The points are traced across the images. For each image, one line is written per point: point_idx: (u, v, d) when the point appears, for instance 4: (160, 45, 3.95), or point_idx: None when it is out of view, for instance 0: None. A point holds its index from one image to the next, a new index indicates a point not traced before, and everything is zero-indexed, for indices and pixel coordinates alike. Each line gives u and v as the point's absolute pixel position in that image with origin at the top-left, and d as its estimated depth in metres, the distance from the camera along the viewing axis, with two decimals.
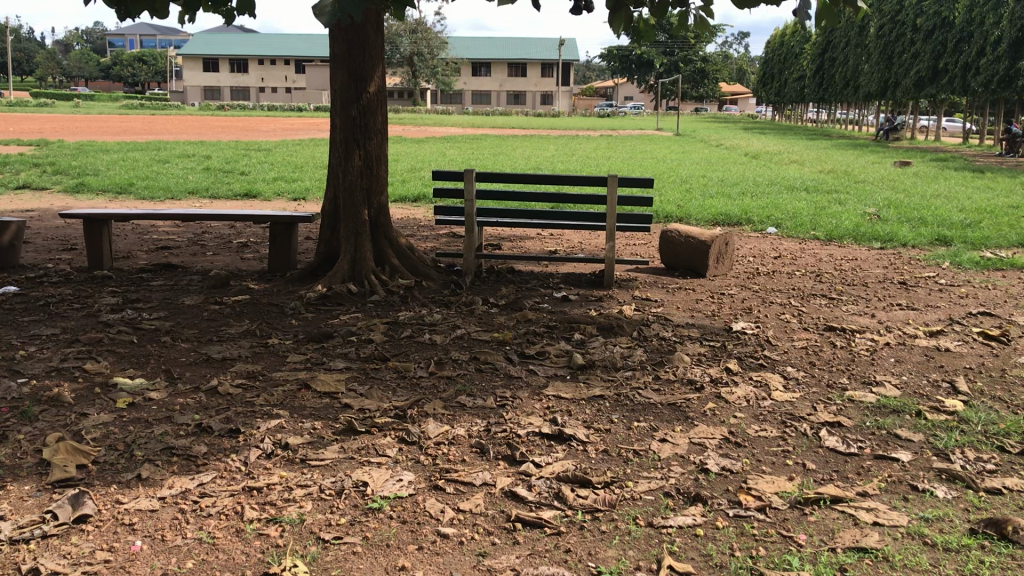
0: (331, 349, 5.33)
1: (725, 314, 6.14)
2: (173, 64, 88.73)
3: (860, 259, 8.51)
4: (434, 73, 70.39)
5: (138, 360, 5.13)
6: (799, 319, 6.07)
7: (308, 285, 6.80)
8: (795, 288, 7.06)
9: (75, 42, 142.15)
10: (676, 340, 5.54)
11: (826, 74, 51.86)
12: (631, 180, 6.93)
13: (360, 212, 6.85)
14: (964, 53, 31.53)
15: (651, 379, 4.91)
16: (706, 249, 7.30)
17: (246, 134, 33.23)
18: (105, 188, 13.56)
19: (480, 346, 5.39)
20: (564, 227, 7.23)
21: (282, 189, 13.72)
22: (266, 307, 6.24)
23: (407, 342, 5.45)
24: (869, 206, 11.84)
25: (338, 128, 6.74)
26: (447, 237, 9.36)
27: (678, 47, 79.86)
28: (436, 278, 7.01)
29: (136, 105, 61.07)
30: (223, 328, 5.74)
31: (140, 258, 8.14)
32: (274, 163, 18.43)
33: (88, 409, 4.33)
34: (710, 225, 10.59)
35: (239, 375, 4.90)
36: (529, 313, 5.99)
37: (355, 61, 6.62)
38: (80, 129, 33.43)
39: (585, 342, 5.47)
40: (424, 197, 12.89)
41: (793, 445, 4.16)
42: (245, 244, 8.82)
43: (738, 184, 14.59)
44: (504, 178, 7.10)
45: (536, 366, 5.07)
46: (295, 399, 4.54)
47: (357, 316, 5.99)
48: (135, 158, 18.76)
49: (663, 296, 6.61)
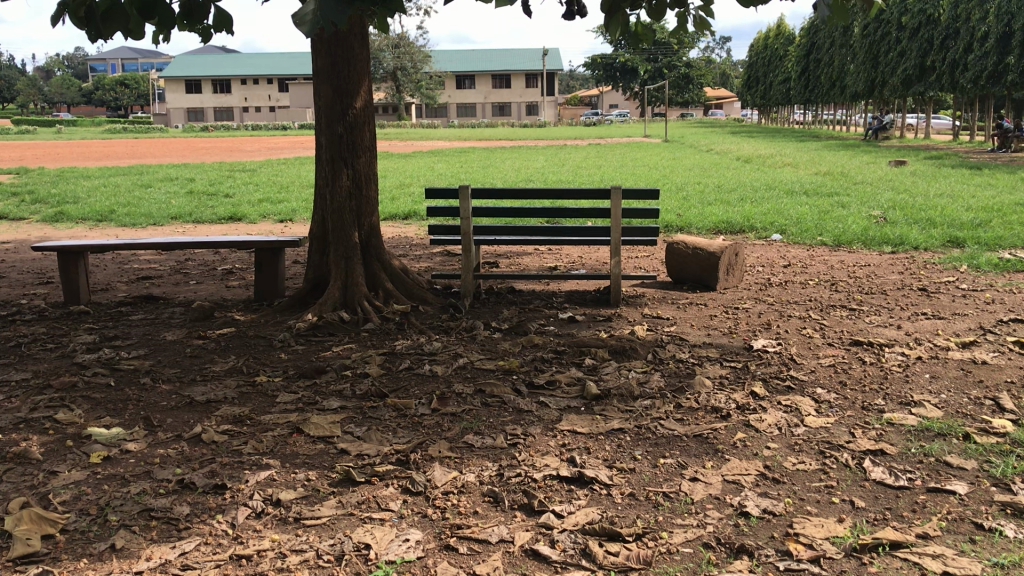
0: (325, 386, 4.93)
1: (743, 330, 5.77)
2: (155, 88, 88.17)
3: (873, 265, 8.17)
4: (419, 88, 70.14)
5: (115, 406, 4.72)
6: (822, 334, 5.70)
7: (297, 313, 6.41)
8: (812, 299, 6.70)
9: (56, 69, 141.33)
10: (695, 362, 5.16)
11: (811, 75, 51.70)
12: (636, 193, 6.55)
13: (350, 235, 6.47)
14: (952, 50, 31.34)
15: (673, 407, 4.54)
16: (715, 261, 6.95)
17: (231, 153, 32.97)
18: (83, 215, 13.13)
19: (484, 376, 4.99)
20: (565, 243, 6.85)
21: (267, 210, 13.35)
22: (253, 341, 5.84)
23: (406, 375, 5.06)
24: (873, 208, 11.51)
25: (324, 146, 6.37)
26: (441, 257, 8.97)
27: (662, 53, 79.85)
28: (432, 301, 6.62)
29: (118, 129, 60.46)
30: (207, 366, 5.34)
31: (120, 291, 7.73)
32: (259, 183, 18.06)
33: (59, 466, 3.92)
34: (712, 234, 10.23)
35: (224, 420, 4.50)
36: (535, 337, 5.60)
37: (340, 76, 6.26)
38: (62, 155, 33.08)
39: (598, 367, 5.09)
40: (414, 214, 12.51)
41: (836, 478, 3.79)
42: (229, 272, 8.42)
43: (734, 190, 14.26)
44: (500, 194, 6.72)
45: (547, 397, 4.68)
46: (286, 446, 4.14)
47: (352, 348, 5.59)
48: (117, 183, 18.35)
49: (674, 314, 6.24)
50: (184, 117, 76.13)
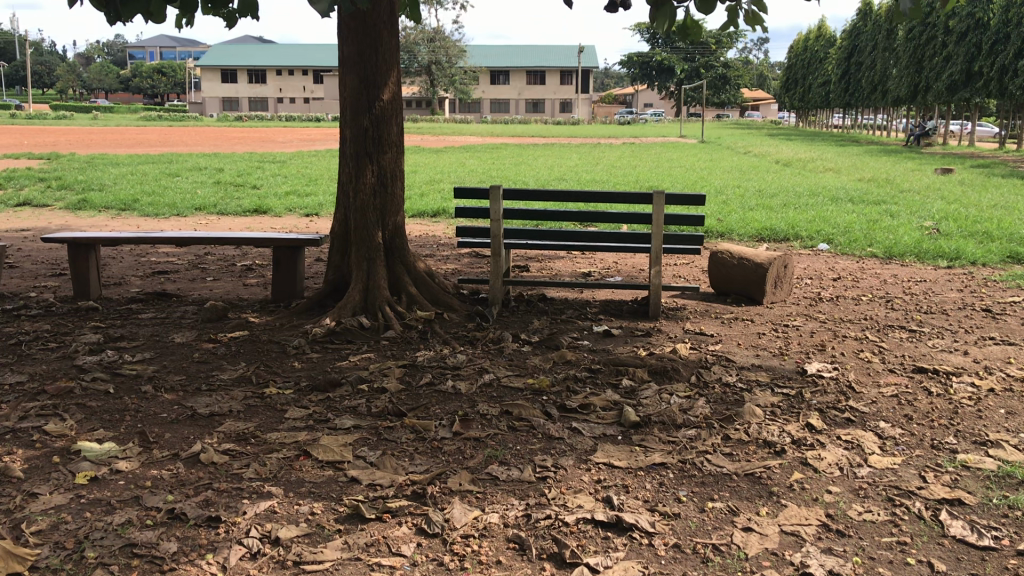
0: (338, 401, 4.53)
1: (795, 352, 5.31)
2: (192, 76, 88.52)
3: (929, 281, 7.65)
4: (453, 83, 69.86)
5: (113, 417, 4.34)
6: (882, 358, 5.22)
7: (315, 317, 6.02)
8: (867, 318, 6.22)
9: (95, 56, 142.40)
10: (744, 388, 4.71)
11: (852, 78, 50.76)
12: (680, 198, 6.09)
13: (373, 234, 6.07)
14: (1001, 56, 30.49)
15: (720, 440, 4.10)
16: (762, 273, 6.49)
17: (262, 144, 32.87)
18: (107, 204, 12.86)
19: (512, 396, 4.57)
20: (602, 249, 6.40)
21: (293, 203, 13.02)
22: (265, 346, 5.46)
23: (427, 392, 4.64)
24: (924, 218, 10.96)
25: (348, 140, 5.99)
26: (469, 258, 8.56)
27: (699, 53, 79.03)
28: (458, 309, 6.20)
29: (153, 117, 60.69)
30: (214, 374, 4.97)
31: (133, 286, 7.39)
32: (287, 175, 17.76)
33: (40, 488, 3.54)
34: (755, 241, 9.74)
35: (226, 437, 4.11)
36: (569, 352, 5.16)
37: (367, 65, 5.87)
38: (96, 141, 33.02)
39: (636, 390, 4.65)
40: (444, 211, 12.11)
41: (910, 532, 3.33)
42: (248, 269, 8.07)
43: (776, 195, 13.75)
44: (534, 196, 6.29)
45: (580, 423, 4.26)
46: (291, 472, 3.74)
47: (370, 358, 5.19)
48: (145, 172, 18.13)
49: (719, 330, 5.78)
50: (218, 106, 76.34)
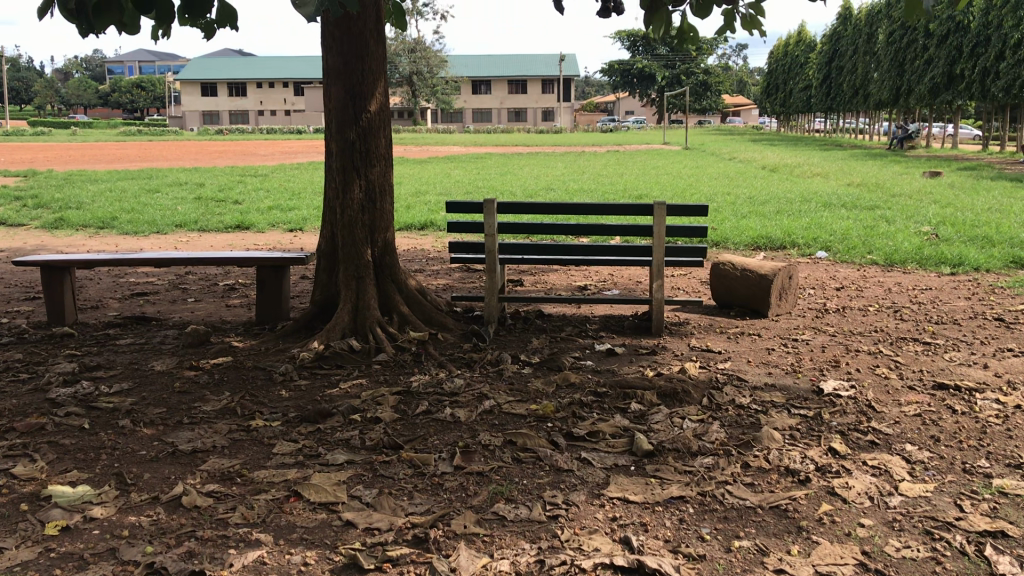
0: (330, 433, 4.25)
1: (809, 369, 5.06)
2: (173, 91, 87.88)
3: (935, 288, 7.42)
4: (434, 92, 69.64)
5: (87, 456, 4.04)
6: (899, 375, 4.97)
7: (302, 340, 5.73)
8: (878, 330, 5.98)
9: (74, 72, 141.34)
10: (759, 409, 4.46)
11: (833, 83, 50.87)
12: (682, 208, 5.84)
13: (362, 252, 5.79)
14: (982, 58, 30.52)
15: (740, 469, 3.85)
16: (767, 285, 6.25)
17: (244, 158, 32.53)
18: (84, 222, 12.52)
19: (515, 424, 4.29)
20: (602, 263, 6.13)
21: (276, 218, 12.72)
22: (250, 374, 5.17)
23: (424, 422, 4.35)
24: (920, 223, 10.76)
25: (334, 154, 5.72)
26: (459, 274, 8.29)
27: (680, 60, 79.17)
28: (452, 328, 5.92)
29: (133, 132, 60.08)
30: (196, 406, 4.67)
31: (111, 310, 7.08)
32: (269, 189, 17.43)
33: (6, 541, 3.25)
34: (752, 251, 9.51)
35: (210, 477, 3.82)
36: (572, 374, 4.89)
37: (353, 75, 5.61)
38: (75, 157, 32.54)
39: (645, 415, 4.39)
40: (431, 223, 11.84)
41: (955, 571, 3.07)
42: (231, 289, 7.76)
43: (767, 201, 13.54)
44: (529, 210, 6.03)
45: (590, 453, 3.99)
46: (281, 516, 3.45)
47: (362, 385, 4.90)
48: (124, 188, 17.77)
49: (726, 346, 5.54)
50: (199, 119, 75.75)
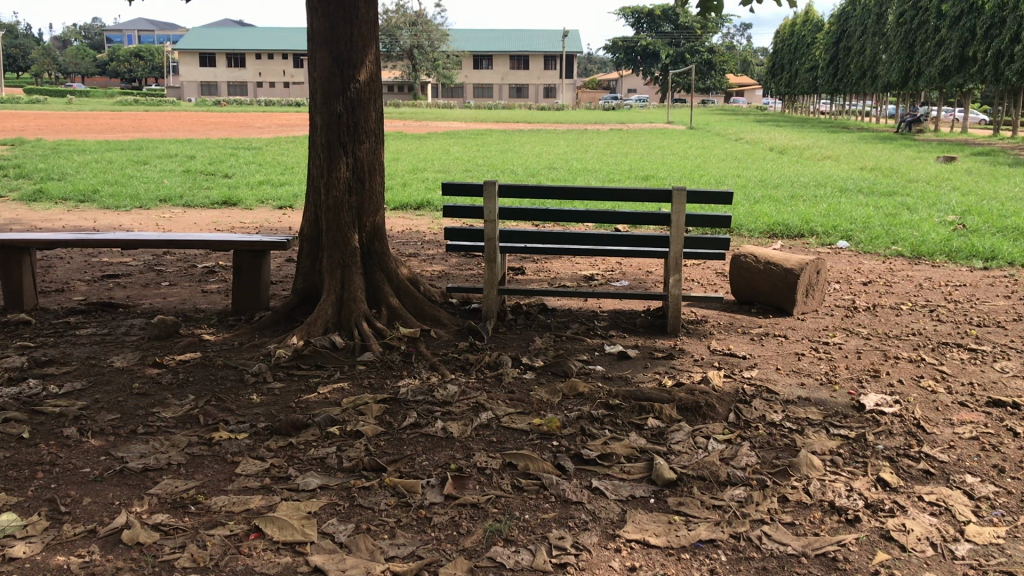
0: (304, 451, 3.70)
1: (846, 379, 4.51)
2: (171, 59, 86.70)
3: (970, 285, 6.88)
4: (435, 67, 68.66)
5: (20, 474, 3.49)
6: (949, 388, 4.42)
7: (280, 334, 5.17)
8: (915, 333, 5.43)
9: (71, 39, 140.09)
10: (794, 430, 3.92)
11: (840, 63, 50.08)
12: (704, 196, 5.26)
13: (349, 238, 5.23)
14: (996, 40, 29.73)
15: (777, 505, 3.31)
16: (794, 280, 5.70)
17: (238, 130, 31.86)
18: (64, 195, 11.93)
19: (517, 443, 3.75)
20: (613, 254, 5.55)
21: (266, 194, 12.13)
22: (220, 374, 4.60)
23: (412, 437, 3.81)
24: (944, 212, 10.18)
25: (319, 128, 5.14)
26: (456, 259, 7.72)
27: (685, 38, 78.18)
28: (446, 323, 5.36)
29: (131, 102, 59.27)
30: (155, 412, 4.12)
31: (77, 293, 6.51)
32: (261, 164, 16.80)
33: None
34: (768, 238, 8.96)
35: (160, 505, 3.27)
36: (580, 381, 4.34)
37: (341, 40, 5.04)
38: (67, 127, 31.79)
39: (664, 433, 3.85)
40: (427, 203, 11.26)
41: None
42: (210, 273, 7.20)
43: (780, 186, 12.94)
44: (533, 194, 5.45)
45: (602, 481, 3.45)
46: (237, 558, 2.91)
47: (343, 391, 4.34)
48: (111, 159, 17.12)
49: (751, 350, 5.00)
50: (197, 91, 74.80)
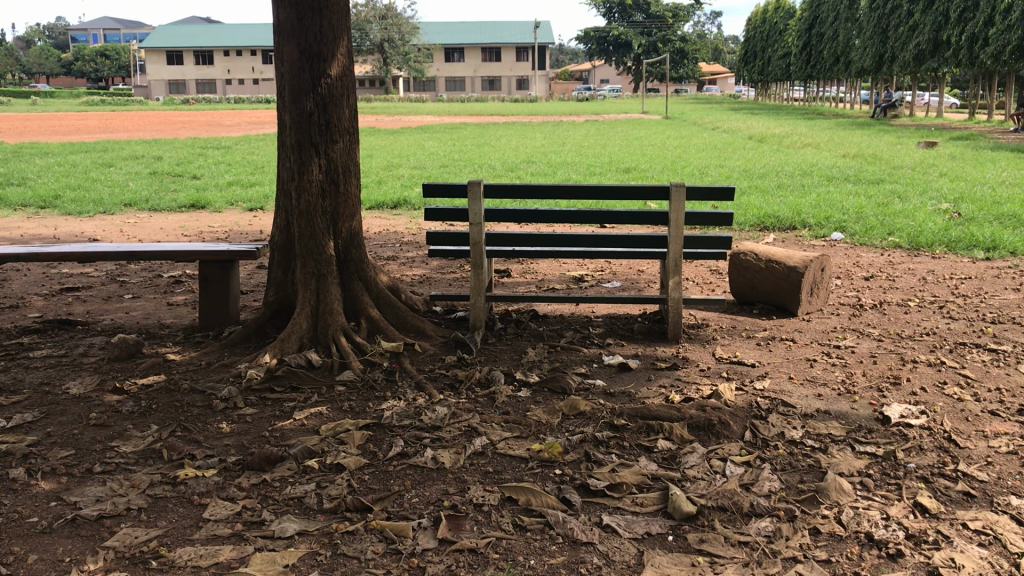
0: (279, 490, 3.32)
1: (864, 389, 4.19)
2: (137, 57, 85.37)
3: (974, 277, 6.60)
4: (406, 60, 67.94)
5: None
6: (976, 395, 4.11)
7: (252, 353, 4.77)
8: (929, 333, 5.12)
9: (35, 39, 138.11)
10: (816, 449, 3.59)
11: (813, 50, 49.99)
12: (704, 192, 4.91)
13: (324, 245, 4.84)
14: (970, 24, 29.59)
15: (809, 540, 2.98)
16: (797, 279, 5.38)
17: (207, 129, 31.20)
18: (24, 201, 11.42)
19: (516, 474, 3.39)
20: (607, 256, 5.19)
21: (236, 196, 11.69)
22: (187, 400, 4.21)
23: (400, 470, 3.44)
24: (936, 200, 9.91)
25: (288, 127, 4.75)
26: (438, 262, 7.36)
27: (656, 27, 77.92)
28: (431, 336, 4.99)
29: (96, 101, 58.25)
30: (115, 447, 3.72)
31: (32, 309, 6.08)
32: (230, 163, 16.30)
33: None
34: (759, 232, 8.65)
35: (117, 561, 2.88)
36: (581, 399, 3.99)
37: (310, 33, 4.65)
38: (31, 128, 30.99)
39: (677, 457, 3.51)
40: (404, 201, 10.86)
41: None
42: (176, 283, 6.79)
43: (765, 175, 12.65)
44: (521, 193, 5.07)
45: (614, 516, 3.10)
46: None
47: (322, 417, 3.96)
48: (74, 162, 16.55)
49: (760, 357, 4.66)
50: (165, 89, 73.67)
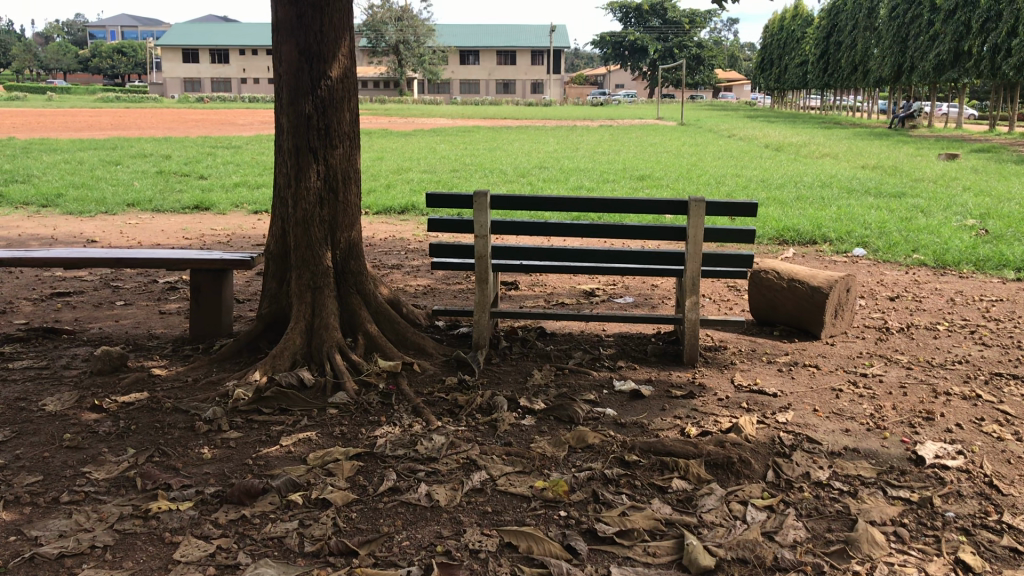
0: (256, 529, 3.04)
1: (895, 425, 3.89)
2: (154, 54, 85.55)
3: (1005, 299, 6.28)
4: (420, 63, 67.76)
5: None
6: (1015, 433, 3.80)
7: (241, 370, 4.50)
8: (961, 361, 4.81)
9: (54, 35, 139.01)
10: (845, 492, 3.29)
11: (830, 58, 49.58)
12: (725, 207, 4.62)
13: (320, 257, 4.57)
14: (992, 34, 29.16)
15: None
16: (821, 299, 5.07)
17: (218, 127, 31.09)
18: (27, 200, 11.21)
19: (516, 515, 3.10)
20: (621, 273, 4.89)
21: (241, 197, 11.46)
22: (169, 420, 3.94)
23: (391, 507, 3.16)
24: (961, 215, 9.60)
25: (285, 131, 4.48)
26: (443, 271, 7.08)
27: (673, 33, 77.59)
28: (432, 355, 4.70)
29: (111, 98, 58.35)
30: (87, 473, 3.45)
31: (19, 316, 5.84)
32: (239, 163, 16.08)
33: None
34: (777, 245, 8.34)
35: None
36: (589, 430, 3.70)
37: (309, 31, 4.38)
38: (44, 124, 30.92)
39: (694, 499, 3.21)
40: (412, 207, 10.60)
41: None
42: (171, 290, 6.54)
43: (783, 185, 12.35)
44: (530, 204, 4.78)
45: (623, 566, 2.81)
46: None
47: (310, 444, 3.69)
48: (82, 159, 16.36)
49: (782, 385, 4.36)
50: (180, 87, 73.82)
